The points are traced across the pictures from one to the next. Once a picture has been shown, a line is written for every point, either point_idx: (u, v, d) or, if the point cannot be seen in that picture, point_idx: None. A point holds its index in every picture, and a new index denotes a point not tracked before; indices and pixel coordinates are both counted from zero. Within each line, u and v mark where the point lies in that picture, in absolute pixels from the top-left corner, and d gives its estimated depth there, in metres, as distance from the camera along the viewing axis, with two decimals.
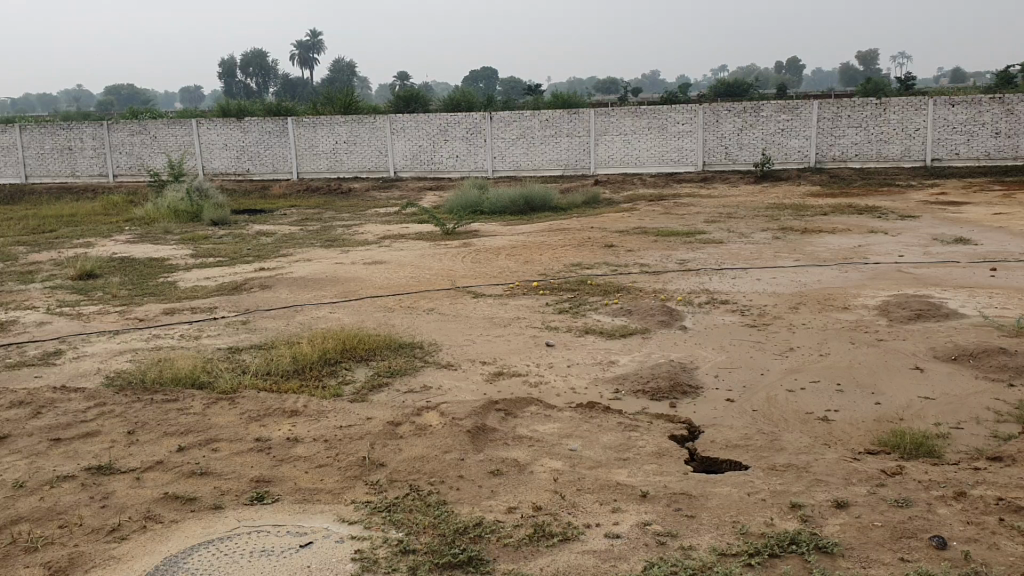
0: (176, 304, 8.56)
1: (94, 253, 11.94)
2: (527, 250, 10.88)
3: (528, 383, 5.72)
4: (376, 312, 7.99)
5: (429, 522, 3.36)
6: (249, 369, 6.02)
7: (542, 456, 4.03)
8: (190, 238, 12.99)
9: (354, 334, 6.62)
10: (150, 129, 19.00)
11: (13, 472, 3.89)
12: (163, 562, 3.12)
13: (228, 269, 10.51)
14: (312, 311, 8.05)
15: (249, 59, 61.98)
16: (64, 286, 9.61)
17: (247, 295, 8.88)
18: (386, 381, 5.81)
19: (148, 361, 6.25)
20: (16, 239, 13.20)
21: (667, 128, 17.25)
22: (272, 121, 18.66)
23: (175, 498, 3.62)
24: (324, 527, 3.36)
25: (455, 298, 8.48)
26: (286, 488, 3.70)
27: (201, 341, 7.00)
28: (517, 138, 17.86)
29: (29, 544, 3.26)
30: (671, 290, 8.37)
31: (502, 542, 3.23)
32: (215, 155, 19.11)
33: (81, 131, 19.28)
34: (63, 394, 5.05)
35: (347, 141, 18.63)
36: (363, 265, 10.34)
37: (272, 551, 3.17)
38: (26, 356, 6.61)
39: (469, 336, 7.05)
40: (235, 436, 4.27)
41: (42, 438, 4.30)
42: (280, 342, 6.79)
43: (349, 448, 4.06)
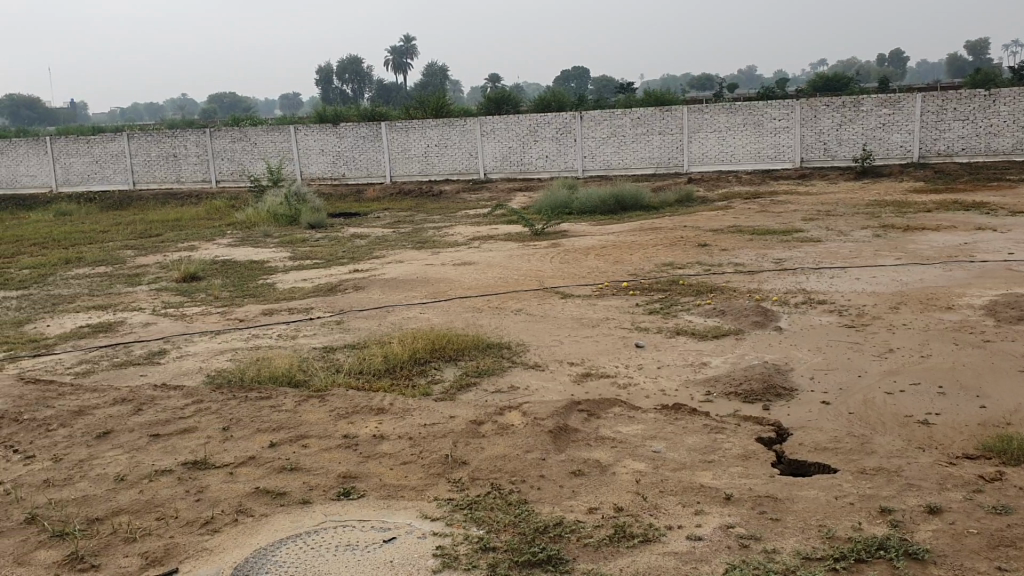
0: (274, 304, 8.86)
1: (197, 256, 12.41)
2: (618, 250, 10.83)
3: (616, 385, 5.72)
4: (466, 312, 8.09)
5: (510, 520, 3.38)
6: (342, 368, 6.16)
7: (626, 457, 4.00)
8: (288, 241, 13.37)
9: (444, 334, 6.71)
10: (250, 135, 19.61)
11: (115, 466, 4.08)
12: (253, 554, 3.22)
13: (323, 270, 10.79)
14: (403, 311, 8.20)
15: (345, 66, 63.53)
16: (169, 289, 10.05)
17: (342, 295, 9.11)
18: (474, 381, 5.87)
19: (246, 360, 6.47)
20: (125, 244, 13.81)
21: (762, 124, 16.87)
22: (366, 126, 19.07)
23: (266, 492, 3.73)
24: (407, 523, 3.42)
25: (544, 298, 8.52)
26: (371, 484, 3.78)
27: (297, 340, 7.20)
28: (608, 137, 17.77)
29: (128, 535, 3.41)
30: (766, 290, 8.22)
31: (582, 542, 3.22)
32: (312, 160, 19.61)
33: (185, 138, 20.00)
34: (163, 392, 5.25)
35: (439, 143, 18.86)
36: (453, 266, 10.50)
37: (355, 546, 3.24)
38: (133, 355, 6.90)
39: (558, 336, 7.07)
40: (324, 432, 4.37)
41: (142, 433, 4.49)
42: (372, 342, 6.93)
43: (433, 446, 4.11)
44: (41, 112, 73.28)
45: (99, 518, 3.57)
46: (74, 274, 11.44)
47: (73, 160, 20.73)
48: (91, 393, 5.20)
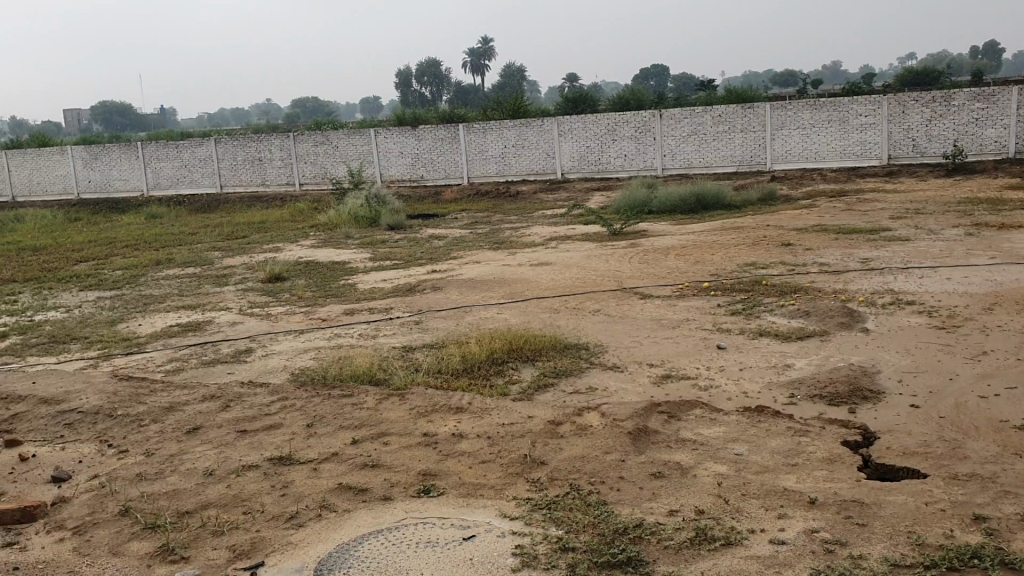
0: (355, 304, 9.00)
1: (282, 257, 12.71)
2: (698, 250, 10.69)
3: (698, 387, 5.65)
4: (544, 312, 8.11)
5: (590, 521, 3.37)
6: (422, 367, 6.24)
7: (708, 460, 3.93)
8: (369, 242, 13.59)
9: (521, 334, 6.73)
10: (332, 139, 19.98)
11: (204, 461, 4.20)
12: (335, 549, 3.28)
13: (403, 271, 10.93)
14: (481, 311, 8.25)
15: (424, 69, 64.30)
16: (255, 289, 10.30)
17: (421, 295, 9.21)
18: (552, 381, 5.89)
19: (328, 359, 6.58)
20: (213, 245, 14.22)
21: (848, 121, 16.45)
22: (444, 128, 19.25)
23: (349, 488, 3.80)
24: (486, 521, 3.43)
25: (623, 299, 8.47)
26: (451, 482, 3.80)
27: (377, 340, 7.31)
28: (688, 135, 17.56)
29: (216, 528, 3.51)
30: (852, 290, 8.02)
31: (663, 544, 3.19)
32: (392, 163, 19.86)
33: (269, 142, 20.48)
34: (250, 389, 5.37)
35: (517, 144, 18.91)
36: (530, 266, 10.52)
37: (436, 543, 3.27)
38: (221, 354, 7.10)
39: (637, 337, 7.02)
40: (405, 430, 4.42)
41: (230, 429, 4.61)
42: (451, 342, 6.99)
43: (512, 445, 4.12)
44: (134, 118, 75.90)
45: (188, 511, 3.68)
46: (165, 275, 11.81)
47: (163, 164, 21.42)
48: (182, 390, 5.36)
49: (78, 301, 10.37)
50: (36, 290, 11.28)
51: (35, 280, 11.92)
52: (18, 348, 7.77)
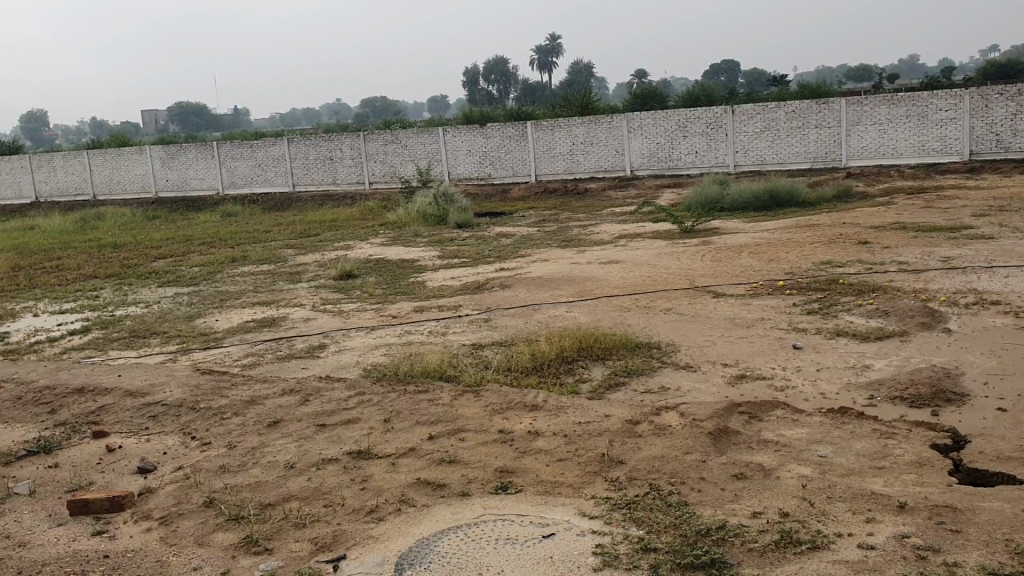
0: (425, 302, 9.04)
1: (353, 255, 12.85)
2: (772, 248, 10.48)
3: (774, 388, 5.54)
4: (614, 312, 8.03)
5: (671, 522, 3.31)
6: (491, 365, 6.24)
7: (791, 462, 3.84)
8: (438, 240, 13.66)
9: (592, 333, 6.68)
10: (401, 138, 20.15)
11: (284, 453, 4.26)
12: (414, 545, 3.29)
13: (470, 269, 10.95)
14: (550, 310, 8.21)
15: (491, 68, 64.47)
16: (327, 287, 10.43)
17: (489, 293, 9.21)
18: (623, 381, 5.83)
19: (399, 356, 6.62)
20: (286, 243, 14.44)
21: (927, 116, 15.88)
22: (512, 126, 19.25)
23: (427, 483, 3.80)
24: (566, 519, 3.41)
25: (695, 298, 8.35)
26: (529, 479, 3.78)
27: (447, 337, 7.33)
28: (761, 131, 17.23)
29: (298, 520, 3.55)
30: (932, 290, 7.78)
31: (747, 546, 3.13)
32: (460, 161, 19.95)
33: (340, 142, 20.75)
34: (327, 383, 5.43)
35: (586, 141, 18.83)
36: (600, 265, 10.44)
37: (515, 541, 3.25)
38: (295, 349, 7.20)
39: (710, 337, 6.92)
40: (480, 427, 4.40)
41: (309, 423, 4.67)
42: (520, 340, 6.97)
43: (590, 444, 4.07)
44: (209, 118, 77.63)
45: (271, 503, 3.73)
46: (240, 272, 12.04)
47: (237, 164, 21.86)
48: (261, 384, 5.44)
49: (157, 297, 10.62)
50: (117, 286, 11.59)
51: (115, 277, 12.25)
52: (100, 342, 7.97)
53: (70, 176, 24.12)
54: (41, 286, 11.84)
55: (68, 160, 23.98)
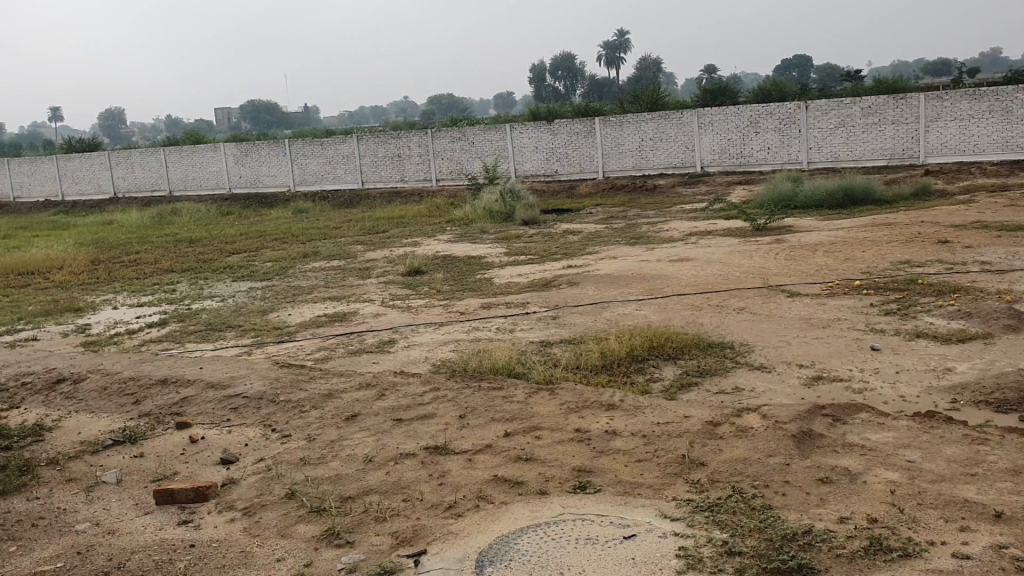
0: (493, 299, 9.04)
1: (421, 251, 12.94)
2: (848, 247, 10.25)
3: (852, 390, 5.41)
4: (685, 310, 7.92)
5: (755, 525, 3.25)
6: (561, 362, 6.21)
7: (878, 467, 3.73)
8: (505, 237, 13.66)
9: (663, 332, 6.60)
10: (469, 135, 20.21)
11: (363, 447, 4.29)
12: (493, 542, 3.28)
13: (538, 266, 10.93)
14: (620, 308, 8.15)
15: (558, 63, 64.25)
16: (396, 282, 10.52)
17: (558, 291, 9.17)
18: (696, 381, 5.75)
19: (468, 352, 6.63)
20: (355, 240, 14.60)
21: (1012, 111, 15.32)
22: (580, 122, 19.17)
23: (505, 480, 3.79)
24: (647, 520, 3.37)
25: (768, 297, 8.21)
26: (608, 479, 3.75)
27: (516, 334, 7.32)
28: (836, 127, 16.84)
29: (379, 514, 3.57)
30: (1018, 291, 7.52)
31: (835, 552, 3.05)
32: (527, 157, 19.94)
33: (408, 139, 20.91)
34: (403, 378, 5.47)
35: (655, 137, 18.66)
36: (670, 262, 10.33)
37: (596, 541, 3.22)
38: (366, 343, 7.28)
39: (784, 337, 6.78)
40: (556, 425, 4.37)
41: (386, 417, 4.70)
42: (590, 338, 6.93)
43: (669, 444, 4.02)
44: (280, 116, 78.99)
45: (351, 497, 3.76)
46: (311, 268, 12.22)
47: (308, 161, 22.19)
48: (338, 377, 5.50)
49: (232, 291, 10.83)
50: (193, 280, 11.85)
51: (192, 271, 12.53)
52: (178, 335, 8.16)
53: (147, 172, 24.76)
54: (121, 280, 12.17)
55: (145, 157, 24.62)
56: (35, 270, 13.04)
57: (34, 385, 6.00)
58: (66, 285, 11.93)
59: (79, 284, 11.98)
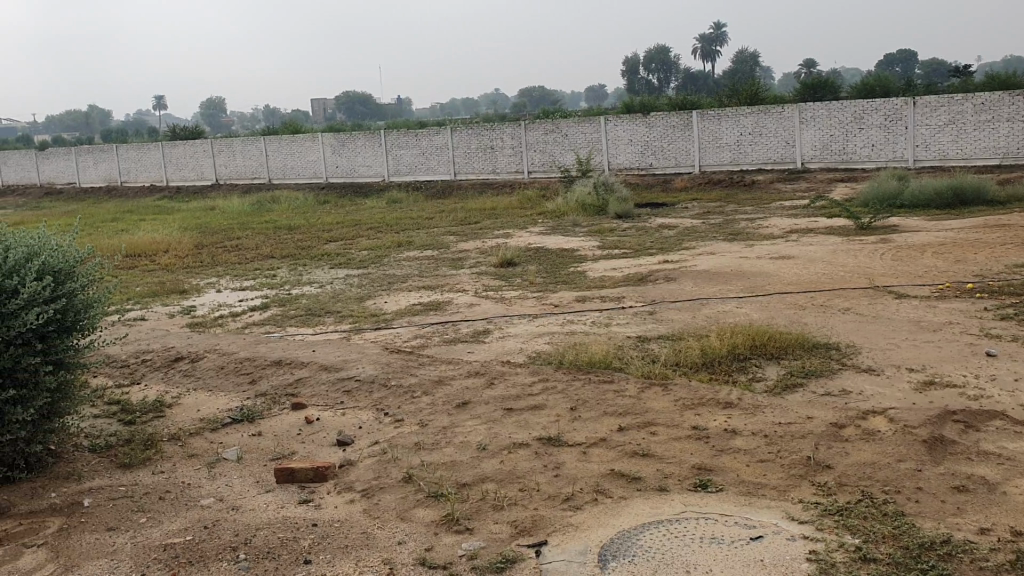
0: (588, 292, 8.97)
1: (513, 243, 12.93)
2: (958, 249, 9.86)
3: (967, 397, 5.18)
4: (787, 309, 7.74)
5: (889, 532, 3.13)
6: (659, 358, 6.10)
7: (1017, 477, 3.55)
8: (598, 230, 13.56)
9: (765, 330, 6.44)
10: (562, 127, 20.15)
11: (476, 435, 4.29)
12: (614, 537, 3.23)
13: (633, 260, 10.79)
14: (720, 305, 8.00)
15: (653, 56, 63.64)
16: (489, 273, 10.53)
17: (654, 286, 9.05)
18: (801, 382, 5.58)
19: (564, 344, 6.58)
20: (447, 230, 14.69)
21: None
22: (677, 115, 18.94)
23: (622, 475, 3.74)
24: (774, 522, 3.29)
25: (874, 298, 7.95)
26: (729, 479, 3.67)
27: (611, 328, 7.24)
28: (946, 124, 16.21)
29: (496, 502, 3.57)
30: None
31: (978, 565, 2.91)
32: (621, 150, 19.79)
33: (501, 131, 20.95)
34: (509, 368, 5.47)
35: (753, 132, 18.28)
36: (770, 260, 10.09)
37: (721, 540, 3.16)
38: (461, 333, 7.30)
39: (892, 340, 6.55)
40: (673, 422, 4.30)
41: (497, 406, 4.70)
42: (689, 335, 6.81)
43: (792, 446, 3.91)
44: (373, 108, 80.21)
45: (467, 484, 3.77)
46: (405, 257, 12.33)
47: (402, 152, 22.44)
48: (445, 365, 5.53)
49: (330, 278, 11.00)
50: (293, 266, 12.09)
51: (290, 258, 12.79)
52: (280, 319, 8.32)
53: (247, 161, 25.43)
54: (223, 264, 12.48)
55: (247, 146, 25.28)
56: (143, 253, 13.48)
57: (153, 362, 6.21)
58: (172, 268, 12.31)
59: (183, 268, 12.33)
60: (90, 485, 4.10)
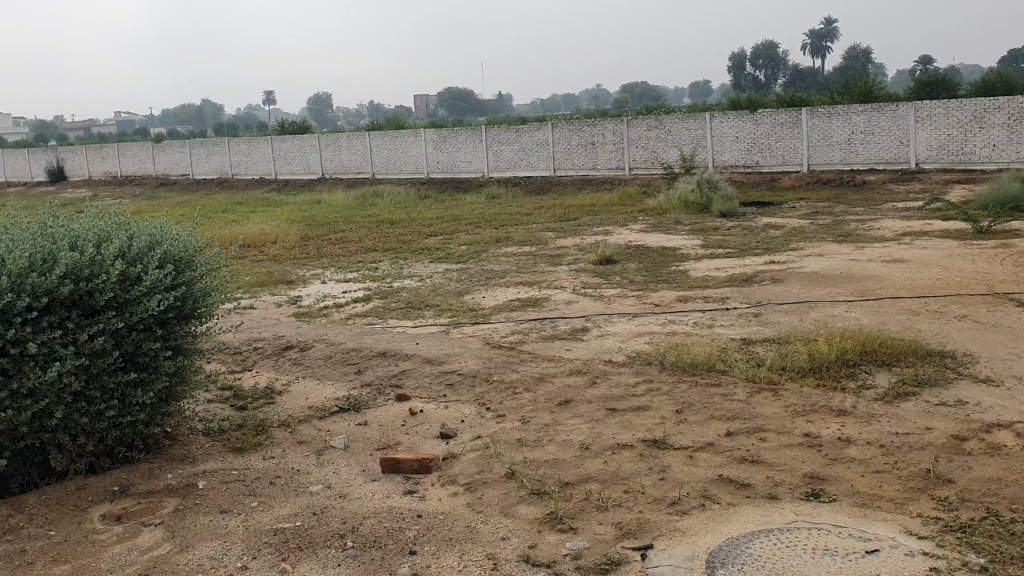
0: (691, 292, 8.82)
1: (613, 240, 12.84)
2: None
3: None
4: (899, 314, 7.46)
5: (1018, 553, 2.97)
6: (765, 361, 5.95)
7: None
8: (701, 228, 13.35)
9: (876, 335, 6.21)
10: (666, 123, 19.92)
11: (579, 434, 4.26)
12: (723, 544, 3.16)
13: (737, 260, 10.59)
14: (828, 308, 7.77)
15: (760, 52, 62.14)
16: (588, 270, 10.47)
17: (758, 287, 8.85)
18: (914, 391, 5.36)
19: (665, 345, 6.50)
20: (546, 227, 14.69)
21: None
22: (785, 112, 18.51)
23: (730, 482, 3.66)
24: (890, 536, 3.16)
25: (994, 305, 7.59)
26: (842, 489, 3.54)
27: (714, 329, 7.11)
28: None
29: (601, 503, 3.53)
30: None
31: None
32: (725, 148, 19.46)
33: (603, 127, 20.84)
34: (612, 368, 5.42)
35: (865, 130, 17.70)
36: (881, 263, 9.74)
37: (835, 552, 3.05)
38: (560, 330, 7.28)
39: (1012, 350, 6.23)
40: (783, 428, 4.18)
41: (600, 406, 4.66)
42: (796, 339, 6.62)
43: (911, 457, 3.76)
44: (475, 104, 80.88)
45: (571, 482, 3.75)
46: (504, 252, 12.38)
47: (502, 148, 22.54)
48: (547, 363, 5.51)
49: (429, 272, 11.14)
50: (394, 260, 12.27)
51: (392, 251, 12.98)
52: (382, 310, 8.46)
53: (352, 156, 25.97)
54: (328, 256, 12.76)
55: (352, 141, 25.82)
56: (252, 244, 13.88)
57: (265, 350, 6.39)
58: (279, 259, 12.65)
59: (290, 259, 12.65)
60: (205, 467, 4.25)
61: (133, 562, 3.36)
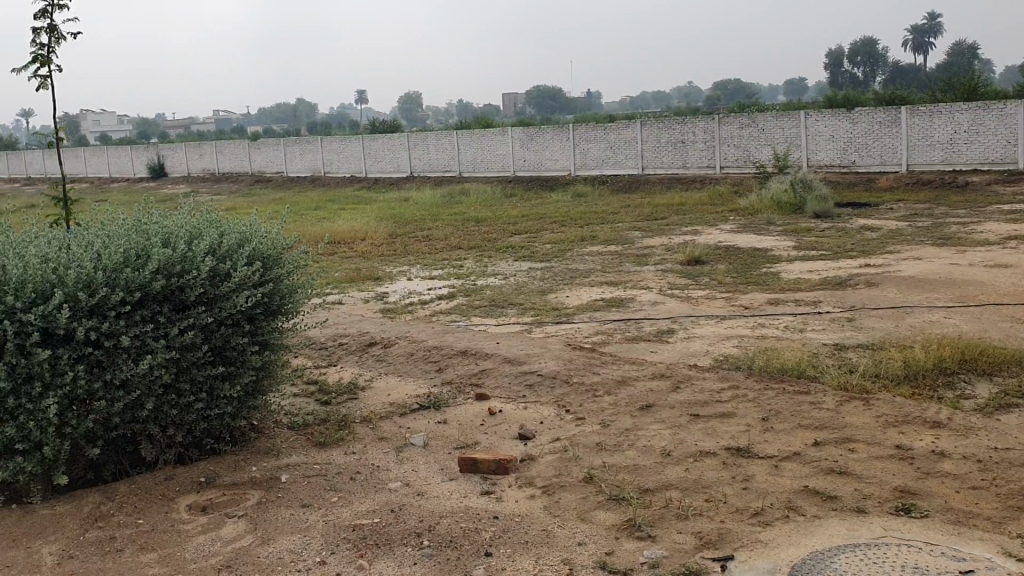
0: (781, 295, 8.61)
1: (701, 241, 12.64)
2: None
3: None
4: (1001, 322, 7.14)
5: None
6: (856, 368, 5.75)
7: None
8: (793, 229, 13.03)
9: (976, 344, 5.94)
10: (758, 122, 19.53)
11: (660, 439, 4.19)
12: (807, 558, 3.06)
13: (830, 262, 10.30)
14: (925, 314, 7.47)
15: (858, 49, 60.33)
16: (674, 271, 10.31)
17: (852, 291, 8.58)
18: (1017, 403, 5.10)
19: (753, 349, 6.35)
20: (634, 226, 14.53)
21: None
22: (884, 111, 17.95)
23: (817, 493, 3.54)
24: (986, 557, 3.01)
25: None
26: (935, 505, 3.40)
27: (804, 334, 6.92)
28: None
29: (680, 511, 3.46)
30: None
31: None
32: (820, 147, 18.97)
33: (693, 125, 20.56)
34: (697, 372, 5.31)
35: (969, 129, 16.99)
36: (984, 268, 9.33)
37: (926, 570, 2.92)
38: (645, 331, 7.19)
39: None
40: (873, 439, 4.03)
41: (683, 411, 4.57)
42: (891, 345, 6.38)
43: (1011, 475, 3.58)
44: (564, 102, 80.72)
45: (650, 489, 3.69)
46: (589, 252, 12.31)
47: (590, 146, 22.44)
48: (630, 365, 5.44)
49: (514, 270, 11.14)
50: (479, 258, 12.31)
51: (477, 249, 13.03)
52: (467, 308, 8.49)
53: (440, 155, 26.22)
54: (414, 254, 12.87)
55: (441, 140, 26.06)
56: (341, 241, 14.10)
57: (350, 346, 6.48)
58: (367, 256, 12.83)
59: (378, 256, 12.82)
60: (287, 461, 4.32)
61: (217, 552, 3.44)
